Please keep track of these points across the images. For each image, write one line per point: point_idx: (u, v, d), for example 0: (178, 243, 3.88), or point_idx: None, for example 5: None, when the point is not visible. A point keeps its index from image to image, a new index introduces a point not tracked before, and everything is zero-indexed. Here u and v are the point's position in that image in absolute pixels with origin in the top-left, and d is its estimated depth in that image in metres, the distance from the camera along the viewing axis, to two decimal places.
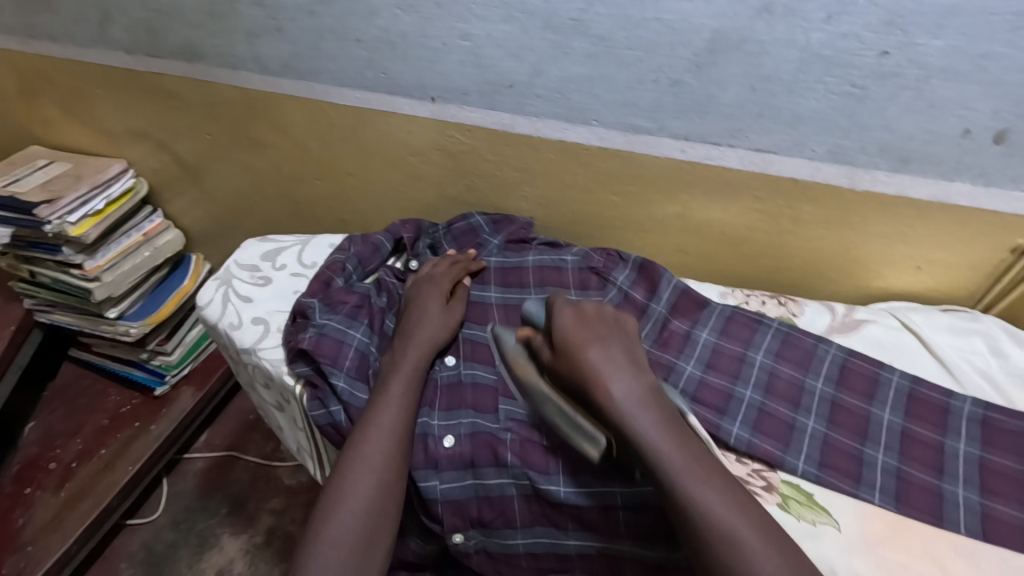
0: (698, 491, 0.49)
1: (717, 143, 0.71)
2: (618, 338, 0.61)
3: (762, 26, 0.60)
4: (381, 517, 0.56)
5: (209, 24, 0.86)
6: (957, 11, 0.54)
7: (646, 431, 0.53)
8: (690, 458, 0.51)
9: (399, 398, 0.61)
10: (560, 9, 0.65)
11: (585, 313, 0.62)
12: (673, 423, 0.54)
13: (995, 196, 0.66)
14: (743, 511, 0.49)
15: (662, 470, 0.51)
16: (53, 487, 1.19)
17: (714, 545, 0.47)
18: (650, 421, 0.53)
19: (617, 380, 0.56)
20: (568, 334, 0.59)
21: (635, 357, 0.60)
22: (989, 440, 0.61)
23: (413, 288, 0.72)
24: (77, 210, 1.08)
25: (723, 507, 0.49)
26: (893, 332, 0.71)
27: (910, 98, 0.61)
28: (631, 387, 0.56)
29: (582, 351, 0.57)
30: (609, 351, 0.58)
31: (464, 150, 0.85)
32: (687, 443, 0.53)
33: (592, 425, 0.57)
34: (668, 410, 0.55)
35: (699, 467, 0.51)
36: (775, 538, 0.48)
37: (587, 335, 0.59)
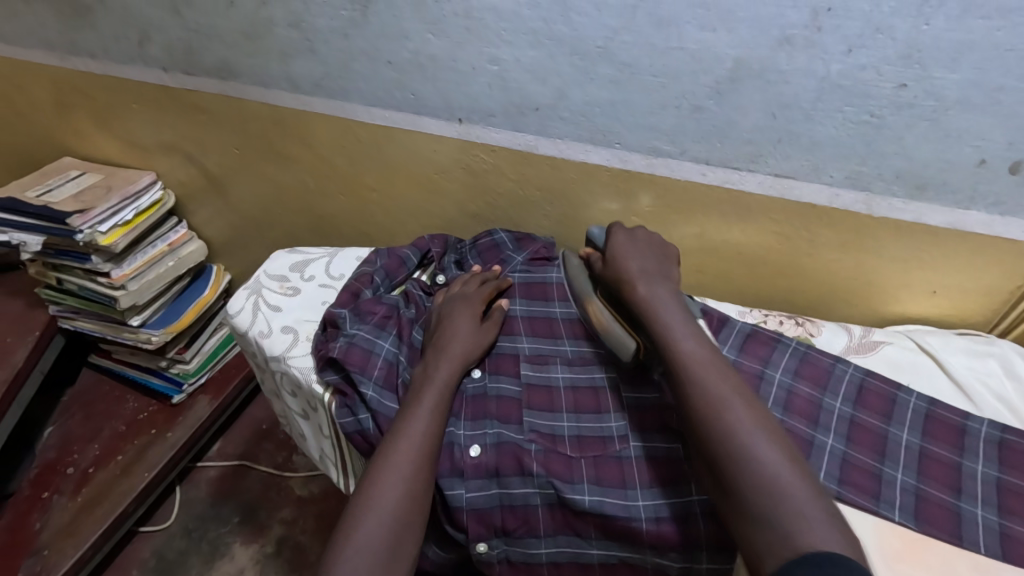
0: (690, 355, 0.59)
1: (737, 167, 0.74)
2: (658, 258, 0.70)
3: (783, 56, 0.62)
4: (408, 523, 0.57)
5: (245, 44, 0.90)
6: (972, 46, 0.56)
7: (663, 316, 0.63)
8: (694, 336, 0.61)
9: (429, 409, 0.63)
10: (588, 36, 0.68)
11: (636, 235, 0.72)
12: (687, 316, 0.64)
13: (1009, 224, 0.68)
14: (728, 376, 0.58)
15: (666, 341, 0.61)
16: (69, 492, 1.20)
17: (693, 394, 0.56)
18: (670, 310, 0.63)
19: (645, 283, 0.66)
20: (615, 250, 0.70)
21: (669, 275, 0.69)
22: (1008, 461, 0.61)
23: (444, 305, 0.74)
24: (108, 220, 1.12)
25: (709, 370, 0.57)
26: (909, 353, 0.73)
27: (926, 127, 0.63)
28: (658, 289, 0.66)
29: (623, 260, 0.69)
30: (646, 262, 0.69)
31: (487, 169, 0.88)
32: (695, 329, 0.62)
33: (624, 334, 0.67)
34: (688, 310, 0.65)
35: (699, 344, 0.60)
36: (750, 399, 0.56)
37: (629, 251, 0.70)
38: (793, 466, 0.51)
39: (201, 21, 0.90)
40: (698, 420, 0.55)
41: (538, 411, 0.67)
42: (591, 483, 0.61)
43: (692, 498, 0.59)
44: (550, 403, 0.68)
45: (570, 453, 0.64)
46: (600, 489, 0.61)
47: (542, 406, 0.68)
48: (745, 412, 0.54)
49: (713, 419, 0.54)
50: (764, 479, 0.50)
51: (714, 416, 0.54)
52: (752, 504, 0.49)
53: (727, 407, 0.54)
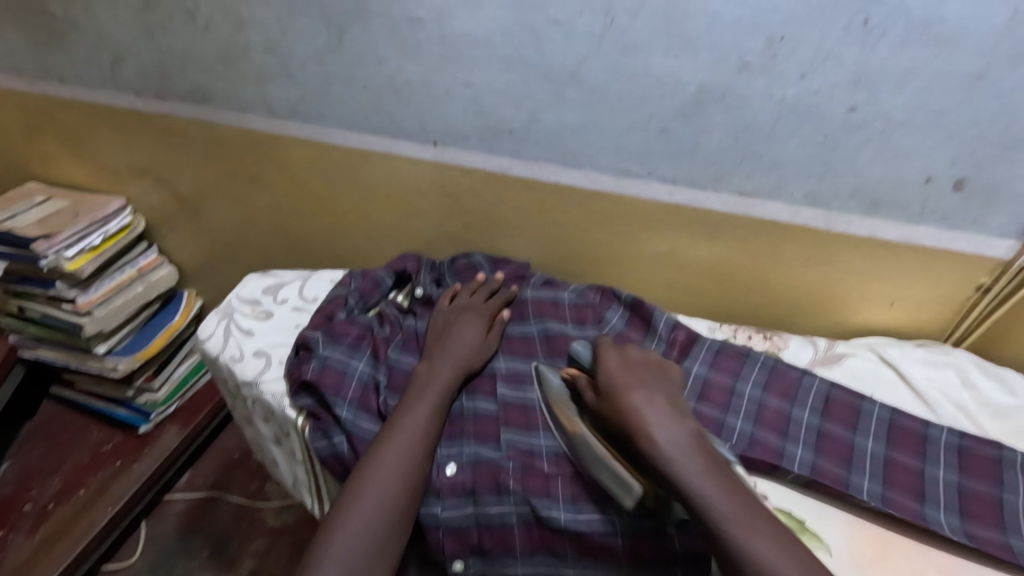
0: (751, 542, 0.49)
1: (702, 186, 0.76)
2: (660, 385, 0.62)
3: (742, 81, 0.65)
4: (400, 519, 0.57)
5: (220, 69, 0.90)
6: (916, 72, 0.60)
7: (696, 481, 0.52)
8: (744, 508, 0.51)
9: (431, 403, 0.64)
10: (558, 62, 0.71)
11: (630, 361, 0.64)
12: (725, 474, 0.53)
13: (958, 238, 0.71)
14: (798, 563, 0.48)
15: (716, 523, 0.50)
16: (26, 531, 1.14)
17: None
18: (700, 469, 0.53)
19: (661, 429, 0.56)
20: (611, 378, 0.62)
21: (680, 407, 0.60)
22: (967, 467, 0.63)
23: (448, 314, 0.76)
24: (74, 245, 1.09)
25: (780, 564, 0.48)
26: (871, 365, 0.75)
27: (877, 147, 0.66)
28: (677, 436, 0.55)
29: (626, 398, 0.59)
30: (652, 395, 0.59)
31: (462, 191, 0.89)
32: (737, 492, 0.52)
33: (629, 474, 0.59)
34: (717, 458, 0.55)
35: (753, 523, 0.50)
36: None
37: (630, 380, 0.61)
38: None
39: (176, 46, 0.90)
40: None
41: (515, 428, 0.67)
42: (567, 500, 0.61)
43: None
44: (526, 421, 0.67)
45: (548, 470, 0.63)
46: (576, 506, 0.61)
47: (518, 425, 0.67)
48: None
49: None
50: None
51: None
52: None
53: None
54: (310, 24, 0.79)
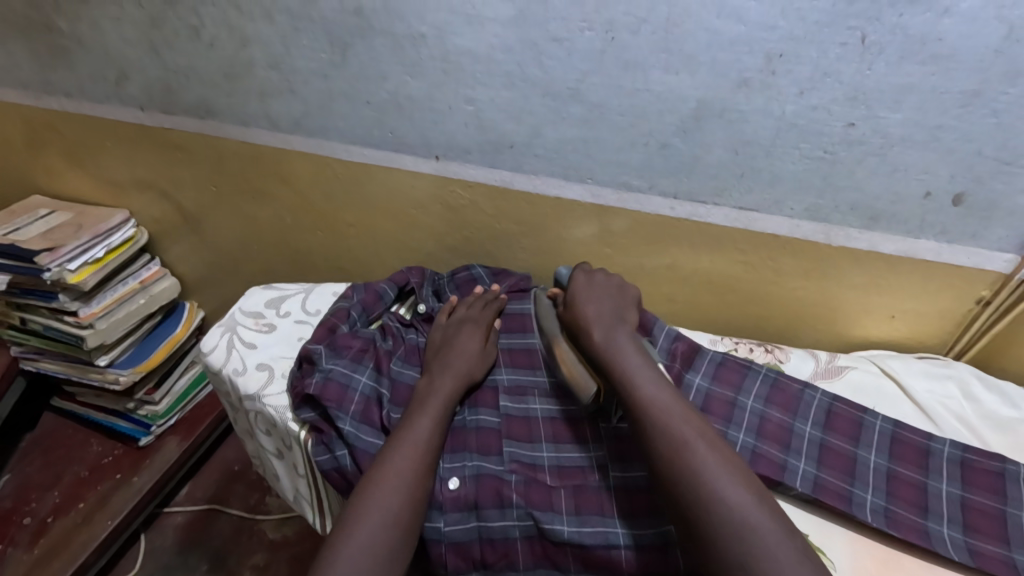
0: (652, 400, 0.60)
1: (703, 201, 0.77)
2: (615, 301, 0.73)
3: (741, 97, 0.66)
4: (404, 533, 0.57)
5: (224, 85, 0.91)
6: (912, 90, 0.61)
7: (620, 361, 0.64)
8: (653, 380, 0.62)
9: (433, 417, 0.64)
10: (559, 79, 0.72)
11: (595, 278, 0.75)
12: (648, 360, 0.65)
13: (957, 251, 0.72)
14: (686, 418, 0.59)
15: (628, 388, 0.62)
16: (25, 544, 1.14)
17: (655, 438, 0.58)
18: (627, 353, 0.65)
19: (603, 329, 0.68)
20: (575, 294, 0.73)
21: (625, 317, 0.72)
22: (970, 480, 0.63)
23: (447, 328, 0.76)
24: (78, 258, 1.10)
25: (670, 416, 0.59)
26: (873, 377, 0.75)
27: (875, 162, 0.67)
28: (615, 334, 0.68)
29: (580, 306, 0.71)
30: (603, 306, 0.71)
31: (463, 204, 0.90)
32: (652, 372, 0.64)
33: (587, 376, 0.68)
34: (645, 352, 0.67)
35: (659, 389, 0.61)
36: (708, 436, 0.57)
37: (586, 294, 0.73)
38: (759, 506, 0.52)
39: (180, 61, 0.92)
40: (665, 465, 0.56)
41: (518, 441, 0.67)
42: (570, 513, 0.61)
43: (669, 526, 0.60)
44: (529, 433, 0.68)
45: (551, 482, 0.63)
46: (579, 518, 0.61)
47: (521, 437, 0.67)
48: (709, 454, 0.55)
49: (679, 463, 0.55)
50: (727, 522, 0.51)
51: (679, 459, 0.55)
52: (723, 551, 0.50)
53: (689, 451, 0.55)
54: (313, 40, 0.80)
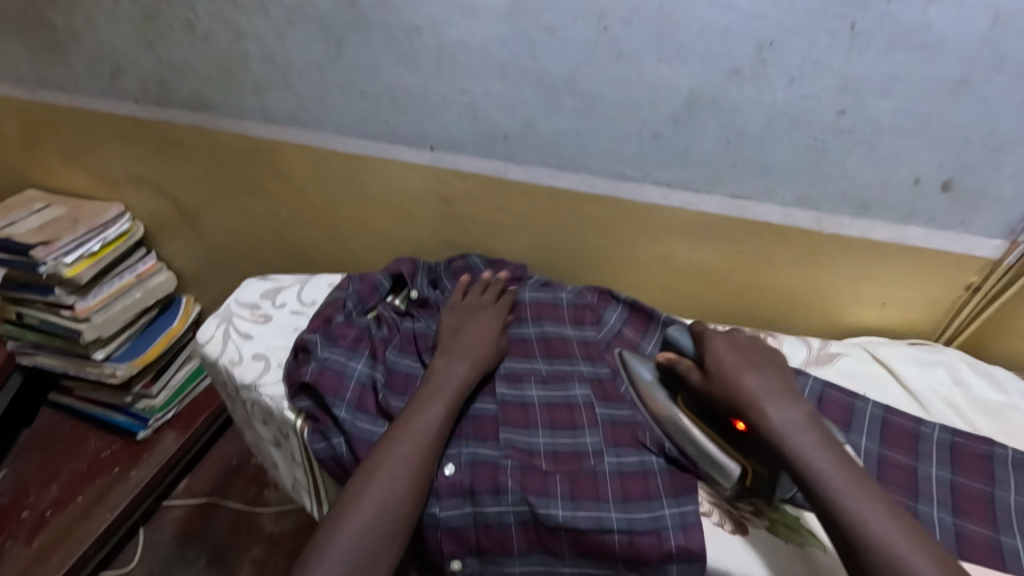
0: (864, 515, 0.51)
1: (696, 190, 0.77)
2: (771, 370, 0.63)
3: (733, 86, 0.67)
4: (401, 521, 0.57)
5: (219, 78, 0.91)
6: (900, 78, 0.61)
7: (809, 454, 0.54)
8: (857, 486, 0.52)
9: (442, 407, 0.64)
10: (552, 69, 0.72)
11: (735, 339, 0.67)
12: (841, 454, 0.55)
13: (947, 238, 0.72)
14: (912, 542, 0.50)
15: (827, 493, 0.52)
16: (24, 538, 1.14)
17: (881, 570, 0.48)
18: (814, 445, 0.55)
19: (775, 406, 0.58)
20: (723, 362, 0.62)
21: (792, 391, 0.61)
22: (959, 464, 0.63)
23: (460, 315, 0.76)
24: (73, 252, 1.10)
25: (898, 543, 0.49)
26: (863, 364, 0.76)
27: (864, 151, 0.68)
28: (791, 416, 0.57)
29: (739, 377, 0.60)
30: (766, 380, 0.61)
31: (459, 195, 0.91)
32: (853, 473, 0.54)
33: (724, 454, 0.60)
34: (831, 440, 0.56)
35: (864, 493, 0.52)
36: (939, 564, 0.48)
37: (740, 364, 0.62)
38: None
39: (175, 55, 0.92)
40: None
41: (513, 426, 0.67)
42: (565, 498, 0.61)
43: (662, 511, 0.60)
44: (525, 419, 0.68)
45: (547, 467, 0.63)
46: (573, 503, 0.60)
47: (518, 422, 0.68)
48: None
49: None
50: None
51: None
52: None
53: None
54: (308, 33, 0.80)
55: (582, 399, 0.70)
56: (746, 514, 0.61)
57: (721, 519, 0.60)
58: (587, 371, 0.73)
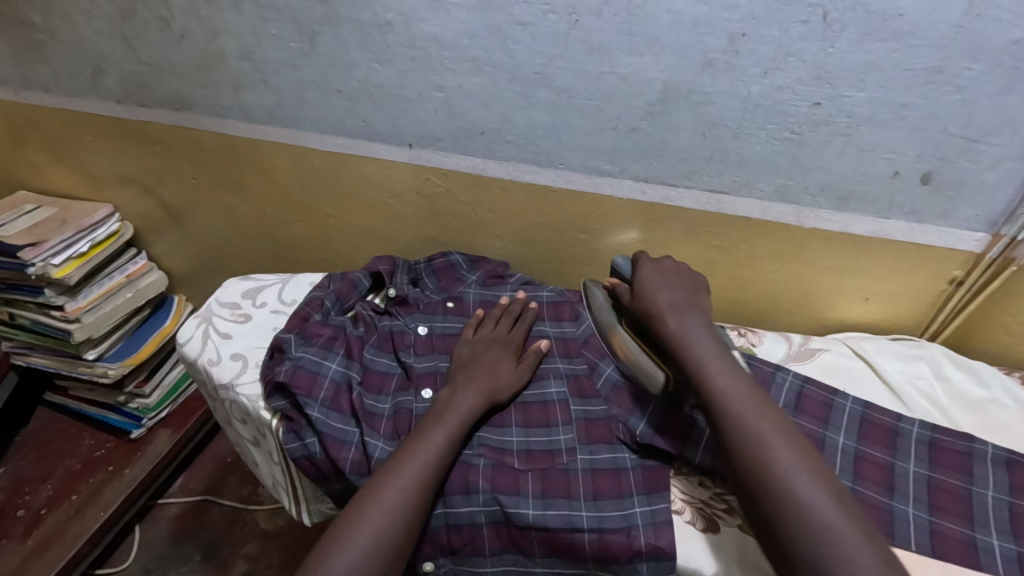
0: (725, 388, 0.58)
1: (674, 184, 0.76)
2: (689, 290, 0.70)
3: (707, 79, 0.66)
4: (396, 552, 0.55)
5: (197, 76, 0.91)
6: (874, 67, 0.60)
7: (696, 349, 0.62)
8: (726, 370, 0.59)
9: (446, 437, 0.61)
10: (525, 64, 0.71)
11: (663, 266, 0.72)
12: (725, 349, 0.62)
13: (928, 232, 0.71)
14: (761, 409, 0.56)
15: (697, 374, 0.60)
16: (19, 536, 1.15)
17: (728, 428, 0.55)
18: (702, 342, 0.63)
19: (677, 316, 0.66)
20: (645, 282, 0.70)
21: (700, 306, 0.68)
22: (938, 460, 0.62)
23: (475, 345, 0.73)
24: (62, 253, 1.11)
25: (745, 407, 0.56)
26: (845, 359, 0.75)
27: (842, 142, 0.66)
28: (690, 323, 0.65)
29: (652, 295, 0.68)
30: (677, 295, 0.68)
31: (439, 192, 0.90)
32: (727, 362, 0.61)
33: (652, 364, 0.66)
34: (723, 343, 0.64)
35: (731, 374, 0.59)
36: (784, 427, 0.55)
37: (659, 283, 0.69)
38: (842, 510, 0.48)
39: (153, 53, 0.91)
40: (738, 457, 0.53)
41: (488, 425, 0.67)
42: (536, 497, 0.60)
43: (633, 510, 0.59)
44: (500, 419, 0.67)
45: (519, 466, 0.63)
46: (545, 501, 0.60)
47: (492, 422, 0.67)
48: (785, 446, 0.53)
49: (753, 456, 0.52)
50: (807, 526, 0.48)
51: (753, 450, 0.53)
52: (801, 555, 0.47)
53: (765, 444, 0.53)
54: (281, 29, 0.79)
55: (558, 397, 0.69)
56: (719, 512, 0.61)
57: (693, 517, 0.61)
58: (564, 368, 0.72)
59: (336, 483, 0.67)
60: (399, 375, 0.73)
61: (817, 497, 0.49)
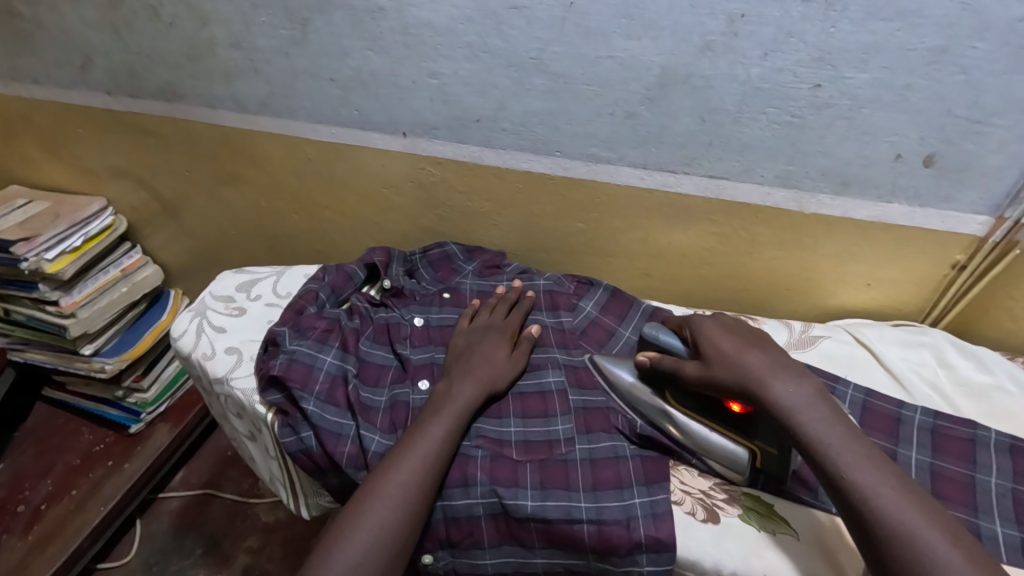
0: (869, 485, 0.49)
1: (673, 171, 0.75)
2: (766, 345, 0.62)
3: (706, 62, 0.64)
4: (399, 548, 0.54)
5: (188, 66, 0.89)
6: (878, 47, 0.58)
7: (818, 430, 0.53)
8: (870, 463, 0.51)
9: (445, 432, 0.60)
10: (520, 49, 0.69)
11: (726, 321, 0.66)
12: (850, 427, 0.54)
13: (930, 216, 0.70)
14: (926, 515, 0.48)
15: (829, 465, 0.51)
16: (19, 531, 1.15)
17: (890, 540, 0.47)
18: (823, 421, 0.54)
19: (781, 383, 0.57)
20: (725, 343, 0.61)
21: (797, 366, 0.60)
22: (940, 448, 0.61)
23: (471, 334, 0.72)
24: (55, 247, 1.09)
25: (909, 516, 0.48)
26: (846, 346, 0.74)
27: (844, 126, 0.65)
28: (799, 391, 0.56)
29: (743, 357, 0.59)
30: (768, 356, 0.60)
31: (435, 182, 0.89)
32: (865, 449, 0.52)
33: (731, 441, 0.61)
34: (841, 414, 0.55)
35: (870, 464, 0.51)
36: (951, 535, 0.47)
37: (742, 343, 0.61)
38: None
39: (143, 43, 0.89)
40: None
41: (485, 416, 0.66)
42: (535, 489, 0.60)
43: (632, 501, 0.59)
44: (497, 409, 0.67)
45: (517, 457, 0.62)
46: (543, 493, 0.59)
47: (490, 413, 0.66)
48: (959, 561, 0.45)
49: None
50: None
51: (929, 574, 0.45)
52: None
53: (938, 562, 0.45)
54: (272, 17, 0.78)
55: (556, 387, 0.68)
56: (718, 502, 0.61)
57: (693, 508, 0.60)
58: (561, 357, 0.71)
59: (333, 477, 0.66)
60: (396, 367, 0.72)
61: None
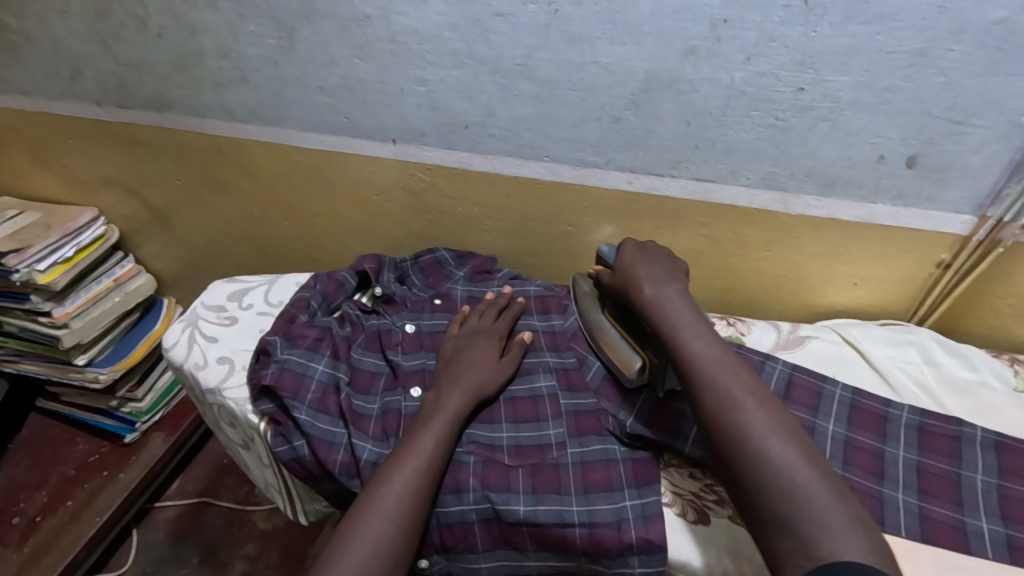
0: (700, 356, 0.57)
1: (660, 174, 0.76)
2: (669, 262, 0.69)
3: (691, 67, 0.65)
4: (395, 559, 0.54)
5: (176, 76, 0.90)
6: (858, 50, 0.59)
7: (671, 318, 0.61)
8: (710, 342, 0.59)
9: (437, 443, 0.60)
10: (506, 56, 0.70)
11: (646, 247, 0.71)
12: (702, 317, 0.62)
13: (913, 215, 0.71)
14: (743, 380, 0.55)
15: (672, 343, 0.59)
16: (15, 543, 1.14)
17: (707, 399, 0.55)
18: (678, 311, 0.62)
19: (653, 285, 0.65)
20: (624, 259, 0.69)
21: (676, 272, 0.67)
22: (927, 446, 0.62)
23: (459, 340, 0.72)
24: (46, 258, 1.09)
25: (729, 380, 0.55)
26: (834, 346, 0.75)
27: (828, 128, 0.66)
28: (665, 291, 0.64)
29: (630, 266, 0.68)
30: (654, 266, 0.67)
31: (425, 188, 0.89)
32: (708, 332, 0.60)
33: (631, 351, 0.67)
34: (698, 309, 0.63)
35: (705, 340, 0.59)
36: (759, 394, 0.54)
37: (637, 257, 0.69)
38: (813, 468, 0.49)
39: (131, 53, 0.90)
40: (719, 429, 0.53)
41: (476, 422, 0.66)
42: (527, 493, 0.60)
43: (623, 503, 0.59)
44: (489, 414, 0.67)
45: (509, 462, 0.63)
46: (536, 498, 0.60)
47: (481, 418, 0.67)
48: (758, 411, 0.53)
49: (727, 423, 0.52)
50: (779, 488, 0.48)
51: (732, 425, 0.52)
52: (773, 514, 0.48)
53: (739, 410, 0.53)
54: (259, 26, 0.78)
55: (547, 391, 0.68)
56: (709, 503, 0.61)
57: (683, 509, 0.61)
58: (552, 362, 0.72)
59: (326, 484, 0.67)
60: (387, 374, 0.72)
61: (793, 460, 0.49)
